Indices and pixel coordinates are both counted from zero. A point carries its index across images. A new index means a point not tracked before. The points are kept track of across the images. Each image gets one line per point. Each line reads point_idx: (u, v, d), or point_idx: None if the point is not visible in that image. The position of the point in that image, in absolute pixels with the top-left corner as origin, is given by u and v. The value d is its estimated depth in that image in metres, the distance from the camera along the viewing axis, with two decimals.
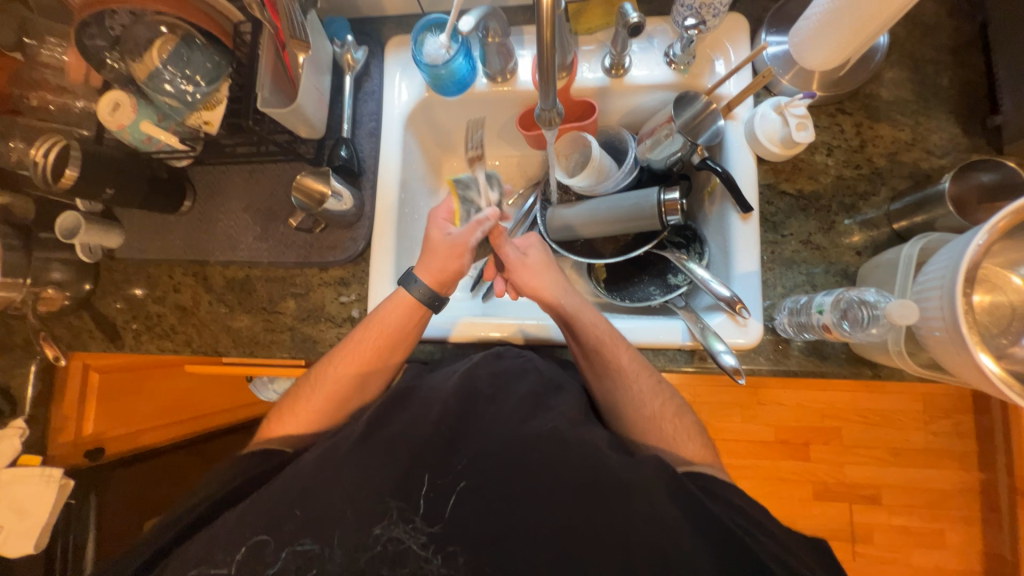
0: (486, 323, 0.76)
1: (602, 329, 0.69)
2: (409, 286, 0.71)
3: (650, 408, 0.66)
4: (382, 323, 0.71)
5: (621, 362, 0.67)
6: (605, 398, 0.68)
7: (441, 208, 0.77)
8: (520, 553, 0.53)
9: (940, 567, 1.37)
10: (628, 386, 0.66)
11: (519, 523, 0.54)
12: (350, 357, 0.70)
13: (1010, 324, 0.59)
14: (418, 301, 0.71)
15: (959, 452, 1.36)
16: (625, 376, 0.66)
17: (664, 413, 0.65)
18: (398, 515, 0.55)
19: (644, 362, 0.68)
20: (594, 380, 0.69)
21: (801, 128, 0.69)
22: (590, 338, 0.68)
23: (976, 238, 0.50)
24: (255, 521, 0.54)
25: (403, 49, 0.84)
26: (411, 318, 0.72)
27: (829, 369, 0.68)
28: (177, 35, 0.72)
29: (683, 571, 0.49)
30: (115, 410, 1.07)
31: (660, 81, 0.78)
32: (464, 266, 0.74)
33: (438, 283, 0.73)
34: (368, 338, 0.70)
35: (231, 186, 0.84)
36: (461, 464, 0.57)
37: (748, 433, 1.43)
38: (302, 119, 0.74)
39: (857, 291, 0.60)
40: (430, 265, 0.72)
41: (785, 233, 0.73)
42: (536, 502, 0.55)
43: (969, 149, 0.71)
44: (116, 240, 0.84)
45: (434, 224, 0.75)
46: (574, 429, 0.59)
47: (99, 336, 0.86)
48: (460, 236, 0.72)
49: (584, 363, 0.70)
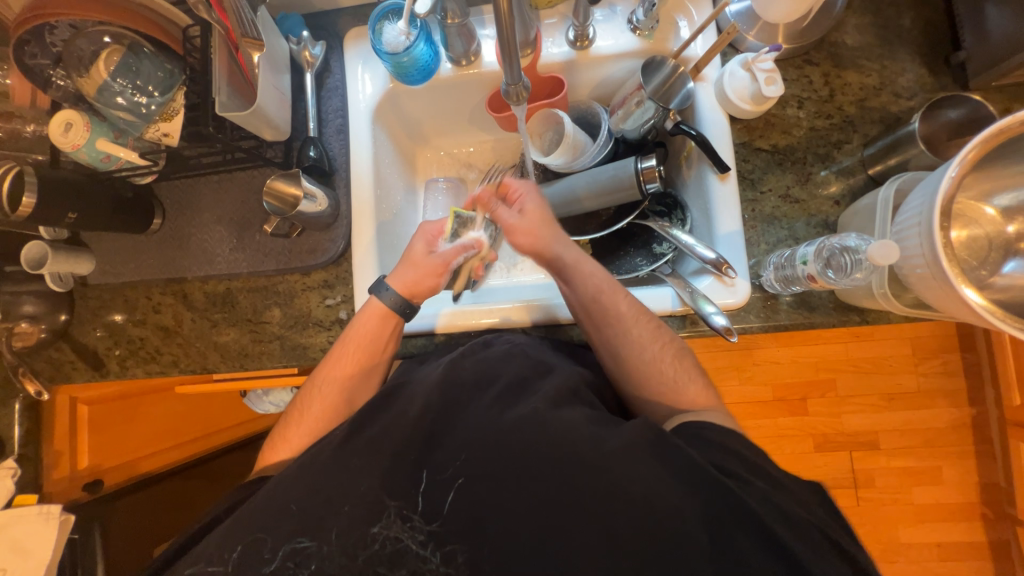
0: (478, 310, 0.76)
1: (599, 277, 0.68)
2: (380, 295, 0.71)
3: (649, 353, 0.65)
4: (359, 335, 0.71)
5: (620, 309, 0.67)
6: (605, 348, 0.68)
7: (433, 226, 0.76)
8: (533, 540, 0.51)
9: (941, 502, 1.42)
10: (628, 331, 0.66)
11: (519, 514, 0.52)
12: (333, 373, 0.70)
13: (988, 255, 0.61)
14: (390, 309, 0.71)
15: (949, 390, 1.40)
16: (625, 322, 0.66)
17: (664, 356, 0.65)
18: (396, 514, 0.53)
19: (641, 307, 0.68)
20: (594, 331, 0.69)
21: (771, 82, 0.69)
22: (589, 289, 0.67)
23: (948, 171, 0.50)
24: (248, 521, 0.54)
25: (363, 40, 0.82)
26: (386, 328, 0.71)
27: (818, 319, 0.69)
28: (123, 44, 0.70)
29: (696, 531, 0.49)
30: (107, 441, 1.05)
31: (626, 49, 0.77)
32: (439, 286, 0.74)
33: (409, 293, 0.72)
34: (347, 343, 0.70)
35: (202, 198, 0.81)
36: (454, 448, 0.56)
37: (747, 395, 1.45)
38: (264, 120, 0.72)
39: (839, 239, 0.62)
40: (407, 275, 0.72)
41: (764, 189, 0.73)
42: (537, 485, 0.52)
43: (935, 88, 0.71)
44: (87, 266, 0.81)
45: (423, 237, 0.75)
46: (557, 410, 0.57)
47: (82, 366, 0.84)
48: (445, 256, 0.73)
49: (584, 316, 0.69)
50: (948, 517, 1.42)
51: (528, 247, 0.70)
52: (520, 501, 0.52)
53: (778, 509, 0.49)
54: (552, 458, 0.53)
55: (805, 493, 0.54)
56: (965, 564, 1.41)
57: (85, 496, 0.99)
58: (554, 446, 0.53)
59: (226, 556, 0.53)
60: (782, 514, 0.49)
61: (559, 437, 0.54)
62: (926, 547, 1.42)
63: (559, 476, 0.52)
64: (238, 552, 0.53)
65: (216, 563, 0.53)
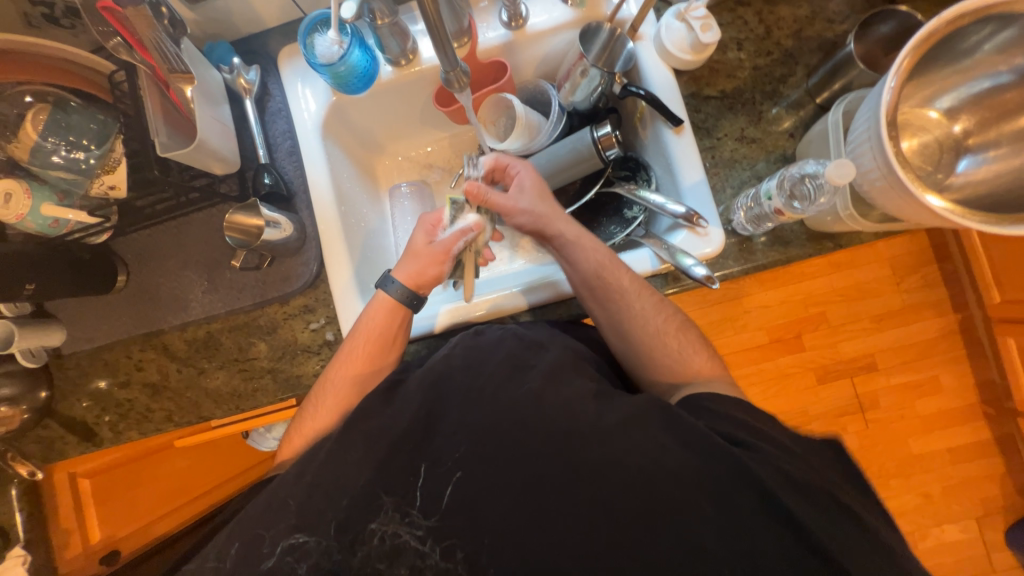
0: (466, 305, 0.76)
1: (600, 254, 0.69)
2: (388, 288, 0.72)
3: (654, 325, 0.67)
4: (368, 333, 0.70)
5: (621, 281, 0.68)
6: (610, 325, 0.69)
7: (434, 216, 0.75)
8: (540, 522, 0.51)
9: (944, 409, 1.46)
10: (631, 306, 0.67)
11: (519, 492, 0.52)
12: (346, 372, 0.70)
13: (942, 158, 0.63)
14: (397, 301, 0.72)
15: (935, 300, 1.44)
16: (628, 296, 0.67)
17: (668, 329, 0.67)
18: (393, 510, 0.53)
19: (642, 284, 0.70)
20: (597, 308, 0.69)
21: (706, 28, 0.69)
22: (592, 265, 0.68)
23: (888, 82, 0.51)
24: (246, 522, 0.54)
25: (297, 58, 0.81)
26: (394, 320, 0.71)
27: (794, 253, 0.70)
28: (48, 102, 0.68)
29: (695, 484, 0.49)
30: (114, 509, 1.05)
31: (561, 22, 0.77)
32: (442, 273, 0.73)
33: (415, 284, 0.73)
34: (357, 348, 0.70)
35: (165, 248, 0.79)
36: (452, 431, 0.55)
37: (745, 342, 1.47)
38: (210, 155, 0.70)
39: (797, 168, 0.64)
40: (410, 267, 0.73)
41: (719, 135, 0.74)
42: (530, 462, 0.53)
43: (865, 8, 0.73)
44: (57, 337, 0.79)
45: (422, 229, 0.75)
46: (564, 384, 0.58)
47: (74, 440, 0.81)
48: (443, 243, 0.72)
49: (585, 294, 0.69)
50: (954, 421, 1.46)
51: (530, 225, 0.72)
52: (528, 485, 0.52)
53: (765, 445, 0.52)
54: (550, 432, 0.53)
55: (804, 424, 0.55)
56: (976, 463, 1.46)
57: (104, 568, 1.00)
58: (550, 421, 0.54)
59: (228, 552, 0.53)
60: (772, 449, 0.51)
61: (555, 412, 0.54)
62: (937, 455, 1.46)
63: (553, 446, 0.53)
64: (235, 547, 0.53)
65: (215, 558, 0.53)
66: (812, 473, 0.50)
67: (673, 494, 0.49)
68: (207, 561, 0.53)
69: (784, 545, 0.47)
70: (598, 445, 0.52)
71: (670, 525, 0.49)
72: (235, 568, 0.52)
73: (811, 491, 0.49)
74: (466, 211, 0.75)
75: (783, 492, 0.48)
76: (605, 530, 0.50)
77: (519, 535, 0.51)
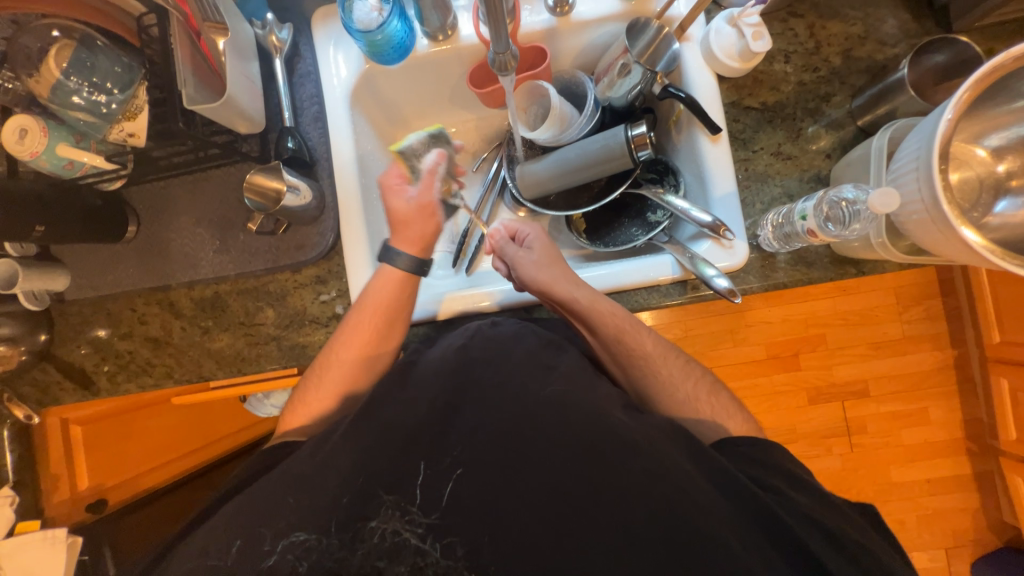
0: (477, 292, 0.76)
1: (616, 317, 0.69)
2: (393, 261, 0.72)
3: (683, 392, 0.67)
4: (376, 303, 0.70)
5: (645, 347, 0.69)
6: (634, 390, 0.71)
7: (391, 174, 0.76)
8: (539, 532, 0.51)
9: (930, 441, 1.48)
10: (658, 371, 0.69)
11: (522, 491, 0.53)
12: (355, 352, 0.70)
13: (979, 197, 0.62)
14: (407, 272, 0.72)
15: (935, 333, 1.45)
16: (653, 361, 0.69)
17: (699, 395, 0.67)
18: (393, 507, 0.53)
19: (667, 345, 0.71)
20: (622, 373, 0.72)
21: (757, 37, 0.68)
22: (612, 331, 0.69)
23: (945, 113, 0.50)
24: (246, 517, 0.53)
25: (332, 20, 0.78)
26: (405, 291, 0.72)
27: (817, 275, 0.69)
28: (74, 38, 0.65)
29: (696, 513, 0.50)
30: (105, 459, 1.03)
31: (608, 13, 0.75)
32: (440, 222, 0.76)
33: (421, 249, 0.74)
34: (365, 319, 0.70)
35: (177, 201, 0.78)
36: (467, 427, 0.56)
37: (743, 356, 1.48)
38: (236, 112, 0.68)
39: (835, 192, 0.63)
40: (409, 234, 0.74)
41: (756, 148, 0.73)
42: (531, 462, 0.54)
43: (919, 33, 0.71)
44: (62, 282, 0.77)
45: (391, 192, 0.74)
46: (576, 392, 0.59)
47: (70, 387, 0.81)
48: (422, 195, 0.75)
49: (609, 358, 0.72)
50: (938, 454, 1.48)
51: (543, 283, 0.70)
52: (534, 492, 0.53)
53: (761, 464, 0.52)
54: (558, 436, 0.54)
55: None
56: (954, 496, 1.49)
57: (90, 517, 0.98)
58: (565, 424, 0.55)
59: (226, 549, 0.52)
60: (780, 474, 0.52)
61: (554, 410, 0.56)
62: (917, 484, 1.49)
63: (559, 447, 0.54)
64: (237, 544, 0.52)
65: (216, 556, 0.52)
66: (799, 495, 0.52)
67: (679, 508, 0.50)
68: (208, 558, 0.52)
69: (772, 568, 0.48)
70: (603, 454, 0.53)
71: (667, 541, 0.50)
72: (236, 566, 0.51)
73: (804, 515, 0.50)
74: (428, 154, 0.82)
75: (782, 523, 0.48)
76: (602, 530, 0.51)
77: (516, 535, 0.51)
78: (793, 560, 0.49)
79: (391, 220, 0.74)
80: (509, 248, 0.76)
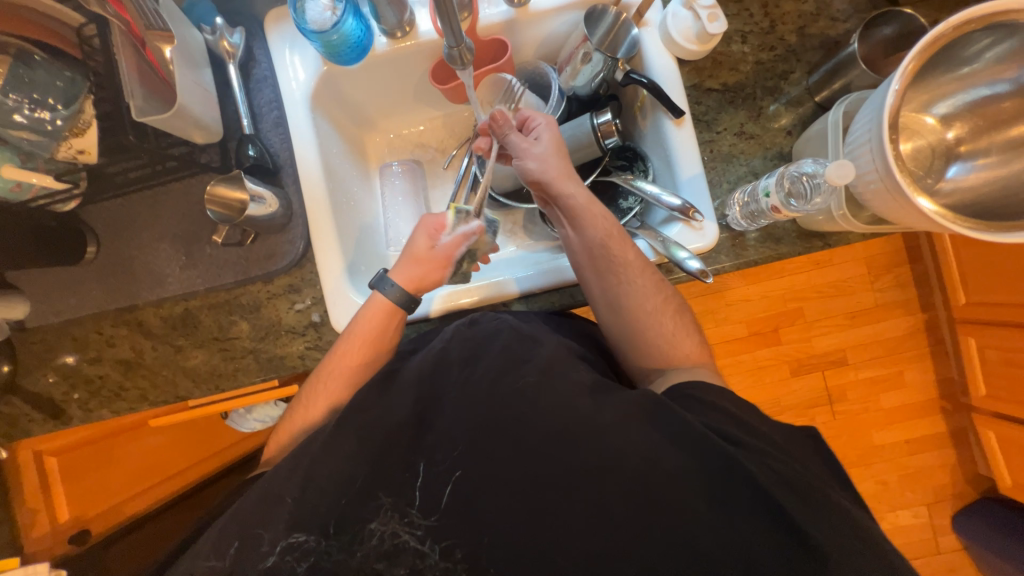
0: (460, 290, 0.76)
1: (607, 222, 0.69)
2: (385, 289, 0.70)
3: (651, 305, 0.67)
4: (362, 336, 0.68)
5: (626, 256, 0.68)
6: (605, 294, 0.69)
7: (432, 219, 0.74)
8: (549, 524, 0.50)
9: (905, 404, 1.54)
10: (633, 281, 0.68)
11: (513, 481, 0.52)
12: (336, 374, 0.68)
13: (933, 164, 0.64)
14: (395, 305, 0.70)
15: (905, 299, 1.50)
16: (630, 271, 0.68)
17: (665, 310, 0.68)
18: (391, 509, 0.52)
19: (645, 260, 0.70)
20: (594, 280, 0.69)
21: (714, 18, 0.68)
22: (598, 234, 0.68)
23: (892, 84, 0.52)
24: (238, 527, 0.53)
25: (285, 23, 0.76)
26: (389, 325, 0.70)
27: (786, 250, 0.71)
28: (8, 54, 0.62)
29: (689, 487, 0.50)
30: (87, 488, 1.03)
31: (565, 2, 0.75)
32: (444, 278, 0.74)
33: (415, 290, 0.72)
34: (350, 354, 0.68)
35: (137, 218, 0.75)
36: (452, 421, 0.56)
37: (725, 334, 1.51)
38: (191, 121, 0.66)
39: (796, 167, 0.64)
40: (413, 271, 0.71)
41: (719, 129, 0.74)
42: (523, 455, 0.53)
43: (868, 7, 0.73)
44: (21, 310, 0.74)
45: (422, 231, 0.73)
46: (562, 374, 0.58)
47: (39, 418, 0.78)
48: (445, 249, 0.72)
49: (585, 261, 0.70)
50: (914, 414, 1.54)
51: (537, 174, 0.69)
52: (526, 482, 0.52)
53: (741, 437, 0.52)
54: (548, 424, 0.53)
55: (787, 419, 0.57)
56: (933, 453, 1.54)
57: (73, 548, 0.97)
58: (556, 419, 0.54)
59: (221, 553, 0.52)
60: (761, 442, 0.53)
61: (537, 400, 0.55)
62: (897, 445, 1.54)
63: (549, 440, 0.53)
64: (234, 548, 0.52)
65: (211, 560, 0.52)
66: (793, 463, 0.51)
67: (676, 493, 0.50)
68: (204, 562, 0.52)
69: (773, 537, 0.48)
70: (590, 440, 0.52)
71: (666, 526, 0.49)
72: (233, 567, 0.51)
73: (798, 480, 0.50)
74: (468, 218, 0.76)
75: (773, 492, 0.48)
76: (598, 519, 0.50)
77: (511, 526, 0.51)
78: (782, 528, 0.48)
79: (406, 252, 0.73)
80: (517, 139, 0.72)
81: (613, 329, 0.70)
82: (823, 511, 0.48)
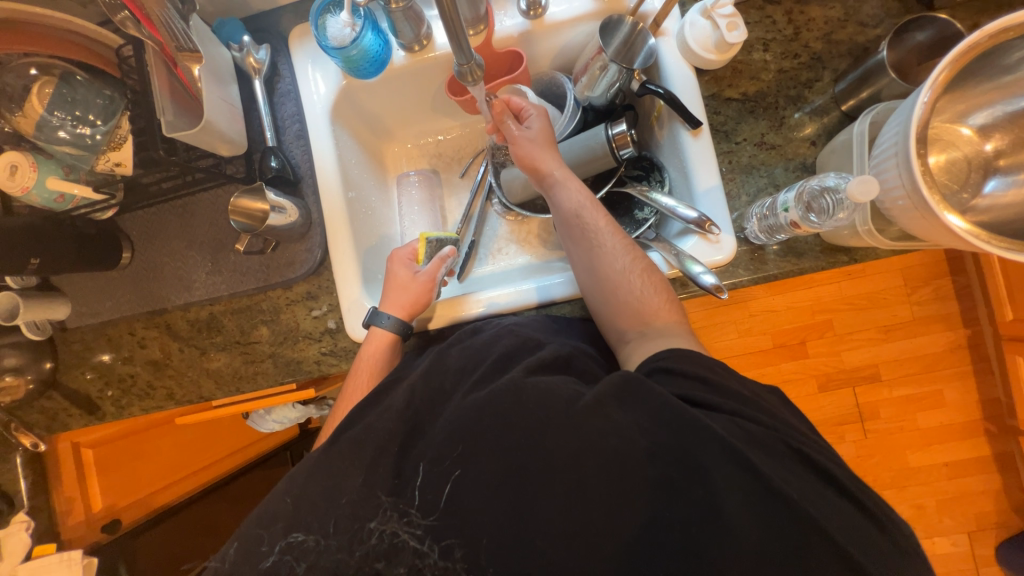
0: (452, 304, 0.77)
1: (582, 193, 0.70)
2: (381, 322, 0.72)
3: (621, 264, 0.66)
4: (368, 363, 0.71)
5: (597, 223, 0.68)
6: (580, 259, 0.69)
7: (401, 255, 0.78)
8: (540, 538, 0.48)
9: (945, 425, 1.45)
10: (603, 244, 0.67)
11: (512, 489, 0.49)
12: (349, 398, 0.69)
13: (969, 177, 0.61)
14: (395, 334, 0.72)
15: (945, 314, 1.42)
16: (601, 234, 0.67)
17: (634, 268, 0.65)
18: (392, 509, 0.52)
19: (619, 227, 0.69)
20: (573, 248, 0.70)
21: (733, 28, 0.66)
22: (570, 203, 0.69)
23: (921, 95, 0.49)
24: (250, 520, 0.55)
25: (309, 39, 0.79)
26: (390, 352, 0.72)
27: (808, 265, 0.68)
28: (53, 74, 0.67)
29: (705, 495, 0.45)
30: (118, 479, 1.04)
31: (581, 12, 0.75)
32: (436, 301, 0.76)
33: (409, 315, 0.73)
34: (359, 380, 0.70)
35: (169, 226, 0.79)
36: (452, 415, 0.55)
37: (749, 345, 1.46)
38: (216, 135, 0.69)
39: (817, 180, 0.62)
40: (403, 298, 0.73)
41: (738, 139, 0.72)
42: (523, 457, 0.50)
43: (901, 12, 0.69)
44: (62, 311, 0.79)
45: (399, 264, 0.76)
46: (545, 371, 0.57)
47: (78, 413, 0.83)
48: (429, 272, 0.75)
49: (563, 232, 0.71)
50: (954, 437, 1.45)
51: (523, 160, 0.72)
52: (528, 496, 0.49)
53: (757, 427, 0.49)
54: (547, 428, 0.51)
55: (803, 428, 0.54)
56: (975, 478, 1.44)
57: (106, 537, 0.97)
58: (576, 425, 0.50)
59: (226, 552, 0.54)
60: (793, 446, 0.48)
61: (548, 397, 0.53)
62: (936, 468, 1.45)
63: (542, 437, 0.50)
64: (235, 547, 0.54)
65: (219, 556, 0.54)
66: (812, 464, 0.48)
67: (695, 497, 0.45)
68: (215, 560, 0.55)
69: (808, 555, 0.43)
70: (588, 430, 0.49)
71: (678, 543, 0.45)
72: (236, 567, 0.53)
73: (828, 497, 0.46)
74: (439, 249, 0.79)
75: (807, 510, 0.43)
76: (612, 538, 0.46)
77: (509, 531, 0.49)
78: (820, 567, 0.42)
79: (389, 284, 0.75)
80: (510, 127, 0.73)
81: (587, 291, 0.68)
82: (839, 510, 0.45)
